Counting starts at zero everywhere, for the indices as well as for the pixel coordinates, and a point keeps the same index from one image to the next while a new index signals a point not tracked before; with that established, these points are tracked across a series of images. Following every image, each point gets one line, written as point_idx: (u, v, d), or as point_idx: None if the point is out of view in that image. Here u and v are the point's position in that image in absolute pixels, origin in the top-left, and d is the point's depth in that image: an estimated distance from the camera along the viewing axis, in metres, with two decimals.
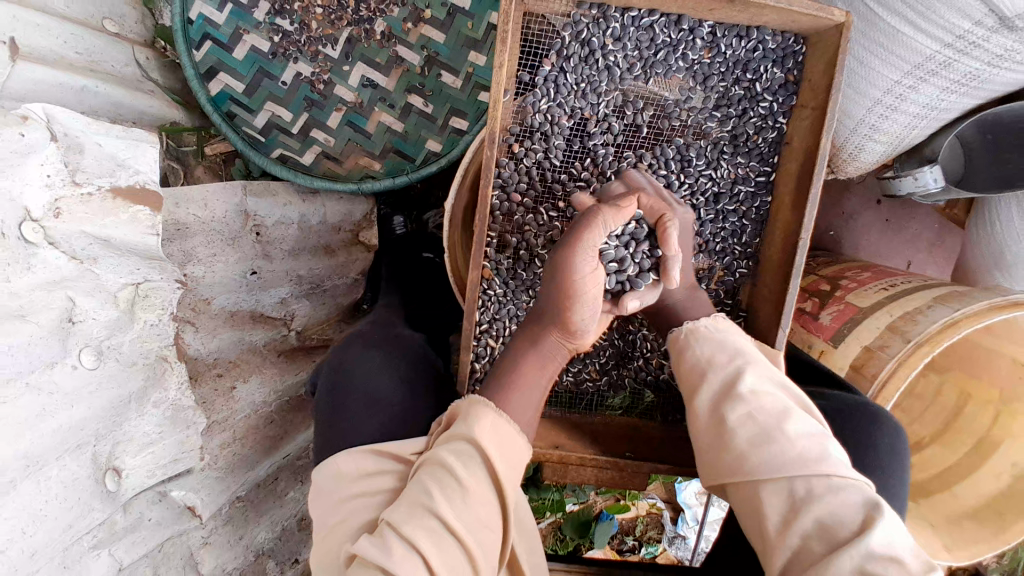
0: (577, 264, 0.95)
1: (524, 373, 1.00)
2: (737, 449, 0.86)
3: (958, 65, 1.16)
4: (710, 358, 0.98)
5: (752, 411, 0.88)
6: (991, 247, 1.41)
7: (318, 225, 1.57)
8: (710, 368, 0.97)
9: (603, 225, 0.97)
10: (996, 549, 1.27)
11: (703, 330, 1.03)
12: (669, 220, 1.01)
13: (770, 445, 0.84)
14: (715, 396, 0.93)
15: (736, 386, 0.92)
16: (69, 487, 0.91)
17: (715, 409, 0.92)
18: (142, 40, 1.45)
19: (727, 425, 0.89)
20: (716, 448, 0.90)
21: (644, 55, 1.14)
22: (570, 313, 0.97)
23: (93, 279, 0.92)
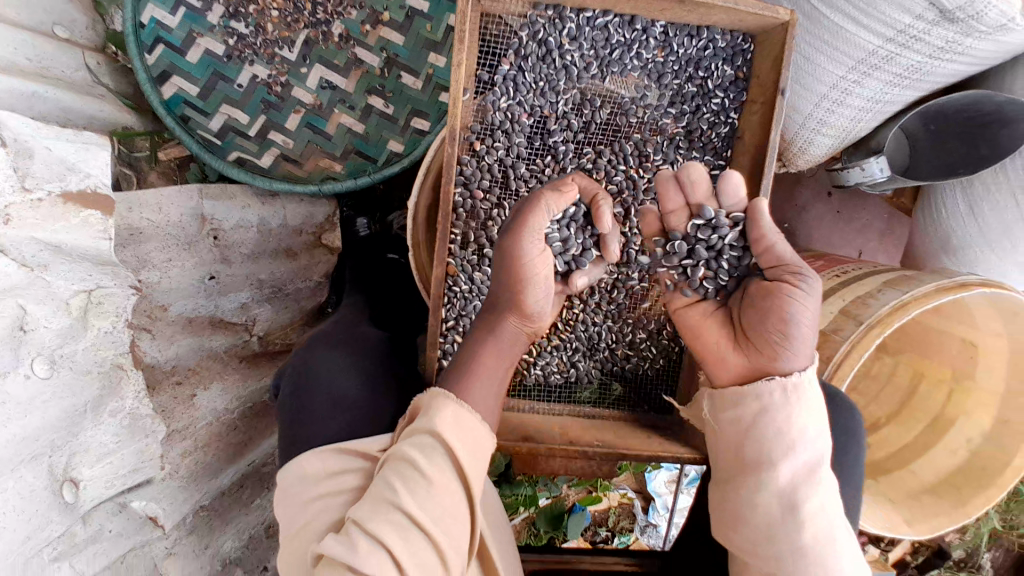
0: (524, 246, 0.99)
1: (484, 360, 1.01)
2: (796, 540, 0.90)
3: (901, 59, 1.21)
4: (803, 436, 0.91)
5: (822, 504, 0.91)
6: (938, 232, 1.46)
7: (279, 228, 1.55)
8: (798, 447, 0.91)
9: (546, 209, 1.00)
10: (956, 522, 1.34)
11: (803, 396, 0.92)
12: (601, 200, 1.08)
13: (825, 544, 0.90)
14: (793, 479, 0.91)
15: (813, 477, 0.91)
16: (26, 498, 0.89)
17: (788, 494, 0.90)
18: (92, 46, 1.42)
19: (797, 515, 0.90)
20: (774, 532, 0.92)
21: (601, 54, 1.16)
22: (523, 295, 1.02)
23: (44, 287, 0.89)
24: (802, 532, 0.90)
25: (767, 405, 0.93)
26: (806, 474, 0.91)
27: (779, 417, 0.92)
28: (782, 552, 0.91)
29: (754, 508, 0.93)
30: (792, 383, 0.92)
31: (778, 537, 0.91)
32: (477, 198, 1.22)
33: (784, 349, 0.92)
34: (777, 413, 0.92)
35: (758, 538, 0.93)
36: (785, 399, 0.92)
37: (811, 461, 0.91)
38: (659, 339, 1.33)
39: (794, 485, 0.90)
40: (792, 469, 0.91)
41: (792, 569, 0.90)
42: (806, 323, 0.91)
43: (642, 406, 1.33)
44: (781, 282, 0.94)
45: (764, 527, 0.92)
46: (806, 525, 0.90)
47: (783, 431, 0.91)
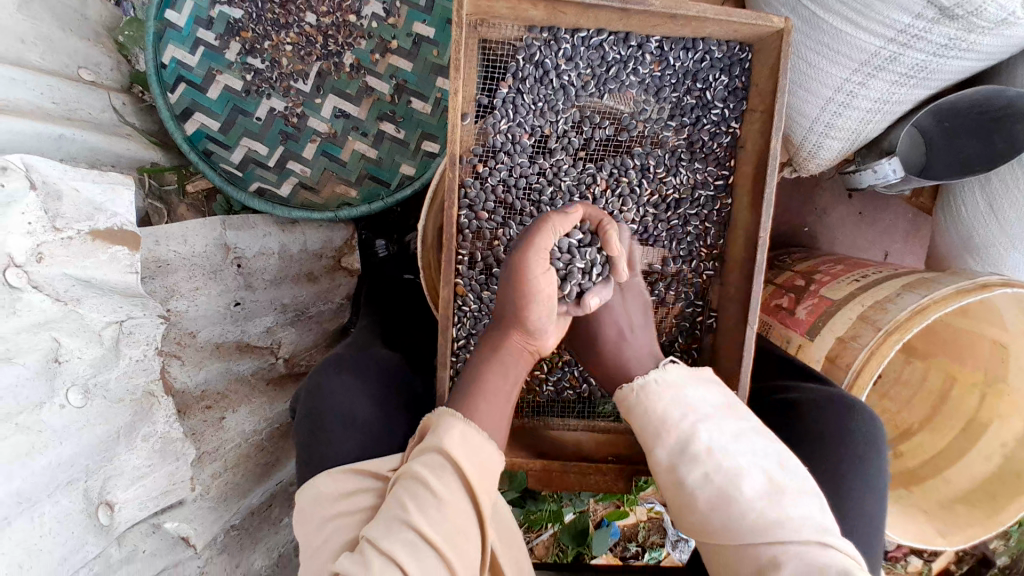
0: (530, 263, 0.99)
1: (491, 380, 1.03)
2: (698, 511, 0.87)
3: (904, 59, 1.19)
4: (665, 419, 0.94)
5: (705, 464, 0.87)
6: (959, 230, 1.43)
7: (300, 253, 1.61)
8: (662, 428, 0.94)
9: (552, 230, 1.04)
10: (990, 531, 1.29)
11: (654, 389, 0.99)
12: (609, 227, 1.10)
13: (720, 497, 0.85)
14: (671, 455, 0.91)
15: (683, 446, 0.90)
16: (62, 522, 0.93)
17: (672, 471, 0.91)
18: (118, 87, 1.50)
19: (684, 491, 0.89)
20: (687, 514, 0.89)
21: (597, 72, 1.18)
22: (529, 308, 1.02)
23: (77, 320, 0.95)
24: (695, 496, 0.87)
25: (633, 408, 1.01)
26: (680, 449, 0.90)
27: (643, 415, 0.97)
28: (704, 523, 0.87)
29: (666, 492, 0.93)
30: (641, 386, 1.00)
31: (688, 514, 0.89)
32: (482, 219, 1.23)
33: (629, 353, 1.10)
34: (640, 410, 0.98)
35: (691, 522, 0.90)
36: (635, 397, 1.00)
37: (677, 435, 0.91)
38: (671, 350, 1.32)
39: (671, 459, 0.91)
40: (665, 450, 0.92)
41: (715, 536, 0.85)
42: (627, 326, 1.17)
43: None
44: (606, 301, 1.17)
45: (683, 514, 0.90)
46: (698, 491, 0.87)
47: (646, 421, 0.96)
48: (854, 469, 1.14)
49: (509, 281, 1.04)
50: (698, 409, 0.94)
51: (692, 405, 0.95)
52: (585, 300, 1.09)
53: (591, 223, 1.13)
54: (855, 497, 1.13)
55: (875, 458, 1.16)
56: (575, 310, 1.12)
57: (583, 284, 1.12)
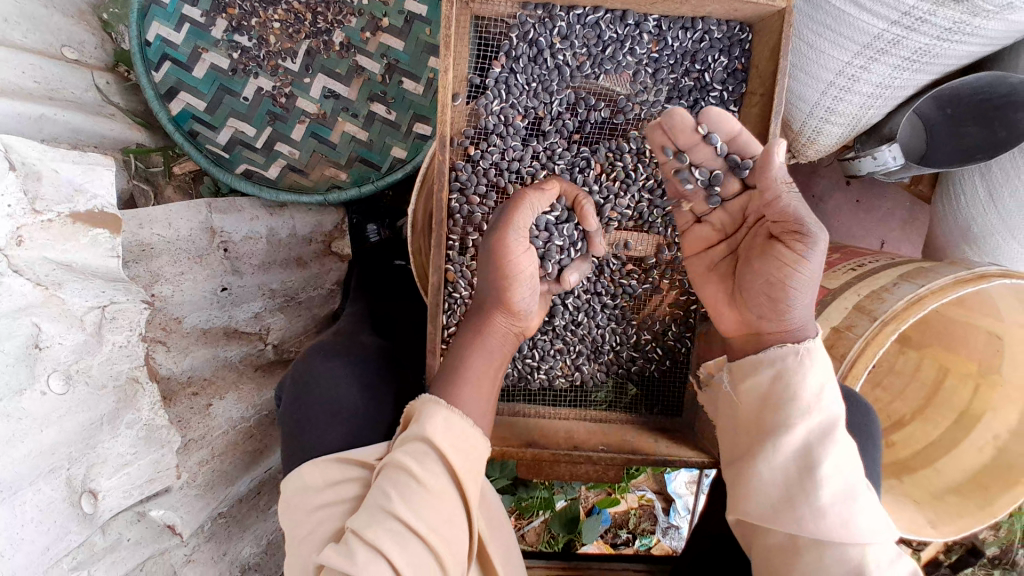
0: (509, 242, 0.99)
1: (475, 363, 1.01)
2: (813, 499, 0.86)
3: (907, 42, 1.17)
4: (816, 399, 0.89)
5: (840, 463, 0.87)
6: (957, 220, 1.42)
7: (288, 238, 1.58)
8: (812, 409, 0.89)
9: (530, 206, 1.02)
10: (982, 522, 1.26)
11: (815, 360, 0.91)
12: (585, 199, 1.14)
13: (846, 504, 0.86)
14: (808, 439, 0.88)
15: (828, 442, 0.88)
16: (44, 510, 0.92)
17: (802, 456, 0.88)
18: (102, 65, 1.46)
19: (812, 474, 0.87)
20: (791, 494, 0.88)
21: (592, 51, 1.15)
22: (512, 290, 1.02)
23: (59, 305, 0.91)
24: (821, 490, 0.86)
25: (782, 370, 0.92)
26: (821, 434, 0.88)
27: (786, 386, 0.91)
28: (801, 516, 0.87)
29: (770, 473, 0.89)
30: (801, 350, 0.91)
31: (798, 498, 0.87)
32: (474, 203, 1.21)
33: (777, 310, 0.94)
34: (793, 379, 0.90)
35: (776, 503, 0.89)
36: (795, 362, 0.91)
37: (826, 423, 0.88)
38: (664, 339, 1.30)
39: (808, 443, 0.88)
40: (805, 431, 0.88)
41: (813, 532, 0.86)
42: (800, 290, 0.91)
43: (655, 408, 1.30)
44: (781, 247, 0.92)
45: (782, 491, 0.89)
46: (825, 484, 0.86)
47: (792, 395, 0.90)
48: None
49: (488, 262, 1.03)
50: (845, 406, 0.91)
51: (838, 397, 0.91)
52: (565, 278, 1.16)
53: (567, 198, 1.17)
54: None
55: (863, 448, 1.16)
56: (556, 286, 1.19)
57: (562, 261, 1.19)
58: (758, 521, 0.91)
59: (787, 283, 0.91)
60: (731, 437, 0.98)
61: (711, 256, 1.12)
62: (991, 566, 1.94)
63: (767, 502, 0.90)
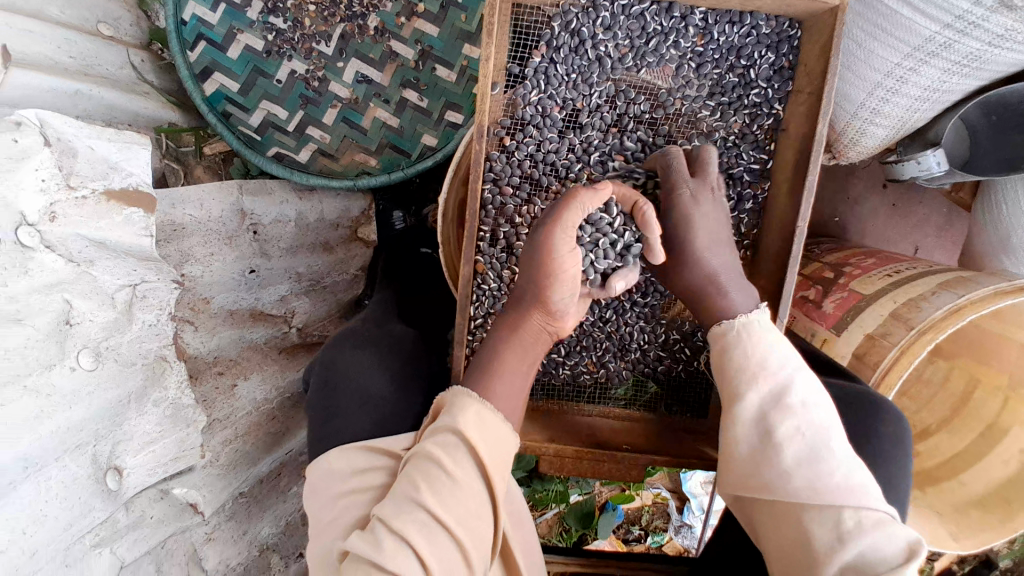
0: (555, 241, 0.96)
1: (509, 359, 1.01)
2: (777, 463, 0.87)
3: (959, 46, 1.13)
4: (765, 366, 0.93)
5: (798, 425, 0.88)
6: (997, 230, 1.39)
7: (316, 222, 1.58)
8: (759, 376, 0.93)
9: (581, 206, 0.98)
10: (1004, 537, 1.24)
11: (755, 333, 0.97)
12: (643, 204, 1.03)
13: (812, 465, 0.85)
14: (761, 404, 0.91)
15: (780, 405, 0.90)
16: (70, 486, 0.92)
17: (760, 421, 0.90)
18: (137, 43, 1.45)
19: (770, 438, 0.88)
20: (757, 461, 0.89)
21: (636, 44, 1.13)
22: (549, 292, 1.00)
23: (90, 282, 0.92)
24: (780, 451, 0.87)
25: (734, 349, 0.97)
26: (773, 399, 0.91)
27: (738, 357, 0.96)
28: (772, 481, 0.87)
29: (739, 443, 0.91)
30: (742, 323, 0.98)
31: (763, 465, 0.88)
32: (507, 194, 1.19)
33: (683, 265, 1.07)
34: (743, 352, 0.96)
35: (749, 471, 0.90)
36: (737, 334, 0.97)
37: (776, 388, 0.91)
38: (694, 340, 1.28)
39: (762, 408, 0.91)
40: (757, 397, 0.91)
41: (785, 497, 0.85)
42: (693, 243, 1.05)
43: (676, 407, 1.30)
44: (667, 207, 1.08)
45: (748, 460, 0.91)
46: (783, 445, 0.87)
47: (742, 364, 0.94)
48: (876, 470, 1.12)
49: (531, 258, 1.00)
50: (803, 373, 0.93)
51: (792, 364, 0.94)
52: (610, 284, 1.10)
53: (625, 203, 1.09)
54: None
55: (896, 459, 1.13)
56: (599, 291, 1.14)
57: (609, 266, 1.13)
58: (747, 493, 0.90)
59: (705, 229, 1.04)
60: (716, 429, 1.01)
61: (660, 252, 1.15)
62: None
63: (740, 472, 0.92)
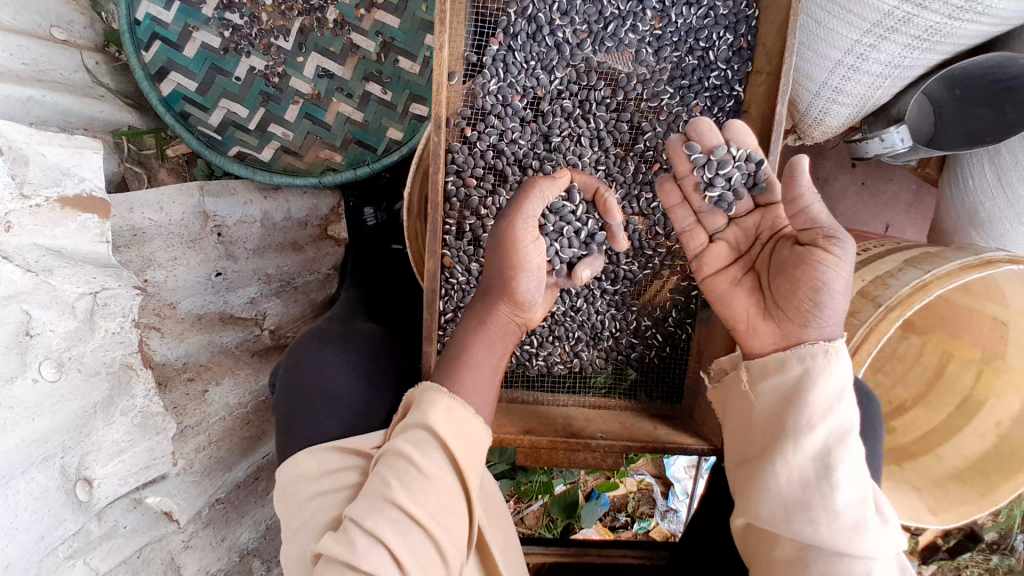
0: (518, 230, 0.96)
1: (477, 352, 1.00)
2: (828, 502, 0.84)
3: (918, 20, 1.14)
4: (838, 401, 0.87)
5: (854, 468, 0.85)
6: (964, 204, 1.40)
7: (283, 221, 1.56)
8: (832, 411, 0.87)
9: (540, 195, 1.00)
10: (983, 510, 1.26)
11: (836, 365, 0.89)
12: (604, 193, 1.06)
13: (859, 508, 0.84)
14: (827, 440, 0.86)
15: (845, 445, 0.86)
16: (38, 499, 0.91)
17: (821, 456, 0.86)
18: (91, 45, 1.42)
19: (829, 475, 0.85)
20: (806, 496, 0.85)
21: (593, 28, 1.12)
22: (518, 282, 1.00)
23: (49, 292, 0.90)
24: (836, 493, 0.84)
25: (807, 369, 0.90)
26: (840, 437, 0.86)
27: (808, 384, 0.89)
28: (814, 518, 0.84)
29: (786, 475, 0.87)
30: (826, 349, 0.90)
31: (812, 500, 0.85)
32: (470, 186, 1.17)
33: (816, 317, 0.90)
34: (815, 379, 0.89)
35: (787, 505, 0.87)
36: (818, 361, 0.89)
37: (845, 427, 0.86)
38: (665, 326, 1.29)
39: (827, 445, 0.86)
40: (825, 434, 0.86)
41: (822, 534, 0.84)
42: (839, 294, 0.89)
43: (652, 394, 1.30)
44: (812, 250, 0.89)
45: (796, 493, 0.86)
46: (840, 485, 0.84)
47: (813, 395, 0.88)
48: None
49: (495, 249, 1.00)
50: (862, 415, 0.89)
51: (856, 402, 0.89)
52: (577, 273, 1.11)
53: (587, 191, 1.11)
54: None
55: (867, 438, 1.13)
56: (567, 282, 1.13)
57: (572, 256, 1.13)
58: (766, 523, 0.89)
59: (824, 287, 0.88)
60: (747, 444, 0.95)
61: (732, 272, 1.06)
62: (990, 551, 1.96)
63: (774, 502, 0.88)
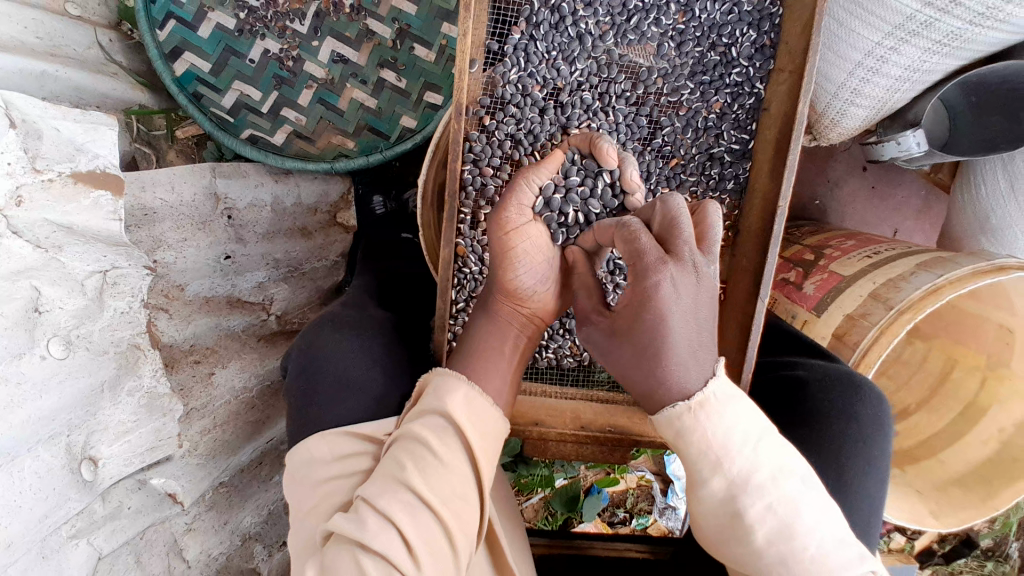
0: (507, 216, 0.96)
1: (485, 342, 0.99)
2: (749, 545, 0.78)
3: (940, 25, 1.14)
4: (725, 447, 0.79)
5: (771, 503, 0.78)
6: (977, 210, 1.40)
7: (293, 206, 1.57)
8: (721, 460, 0.79)
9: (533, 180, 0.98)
10: (984, 516, 1.27)
11: (713, 410, 0.79)
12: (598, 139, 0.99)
13: (784, 543, 0.77)
14: (728, 487, 0.79)
15: (748, 487, 0.78)
16: (43, 477, 0.89)
17: (727, 501, 0.79)
18: (105, 23, 1.40)
19: (740, 522, 0.79)
20: (727, 537, 0.81)
21: (616, 21, 1.12)
22: (509, 275, 0.98)
23: (59, 268, 0.88)
24: (752, 535, 0.78)
25: (681, 429, 0.79)
26: (738, 482, 0.79)
27: (691, 439, 0.79)
28: (742, 559, 0.80)
29: (704, 520, 0.82)
30: (697, 402, 0.79)
31: (733, 542, 0.80)
32: (487, 175, 1.16)
33: (666, 372, 0.79)
34: (692, 437, 0.79)
35: (716, 542, 0.83)
36: (691, 418, 0.79)
37: (739, 469, 0.79)
38: None
39: (730, 492, 0.79)
40: (723, 481, 0.79)
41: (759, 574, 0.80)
42: (677, 344, 0.78)
43: None
44: (646, 306, 0.79)
45: (719, 534, 0.82)
46: (755, 528, 0.78)
47: (697, 450, 0.79)
48: (857, 450, 1.12)
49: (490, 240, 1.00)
50: (762, 442, 0.80)
51: (755, 433, 0.80)
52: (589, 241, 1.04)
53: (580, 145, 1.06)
54: (857, 480, 1.10)
55: (876, 440, 1.13)
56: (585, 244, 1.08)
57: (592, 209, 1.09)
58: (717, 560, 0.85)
59: (666, 348, 0.78)
60: None
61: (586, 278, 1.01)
62: (984, 558, 1.98)
63: (709, 541, 0.84)
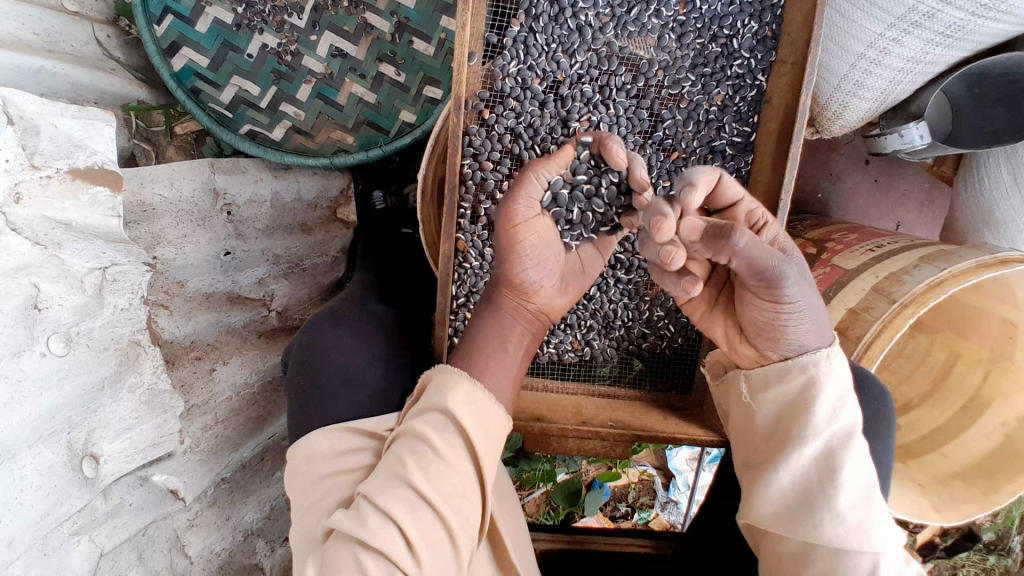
0: (514, 209, 0.94)
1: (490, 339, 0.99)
2: (834, 505, 0.85)
3: (942, 16, 1.13)
4: (842, 402, 0.87)
5: (862, 467, 0.86)
6: (979, 203, 1.39)
7: (293, 201, 1.56)
8: (837, 415, 0.87)
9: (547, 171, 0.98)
10: (988, 509, 1.26)
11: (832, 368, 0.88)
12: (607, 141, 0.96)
13: (863, 506, 0.85)
14: (834, 444, 0.86)
15: (848, 448, 0.86)
16: (45, 474, 0.89)
17: (828, 458, 0.86)
18: (102, 18, 1.39)
19: (831, 479, 0.85)
20: (812, 497, 0.86)
21: (616, 12, 1.11)
22: (514, 268, 0.99)
23: (58, 265, 0.88)
24: (841, 495, 0.85)
25: (812, 377, 0.88)
26: (843, 439, 0.87)
27: (815, 390, 0.87)
28: (819, 521, 0.85)
29: (790, 479, 0.87)
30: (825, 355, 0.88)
31: (818, 501, 0.86)
32: (487, 169, 1.16)
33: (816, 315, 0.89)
34: (818, 388, 0.87)
35: (790, 506, 0.88)
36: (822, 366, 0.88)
37: (848, 428, 0.87)
38: (676, 317, 1.26)
39: (834, 449, 0.86)
40: (829, 437, 0.87)
41: (832, 539, 0.85)
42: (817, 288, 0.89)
43: (661, 385, 1.30)
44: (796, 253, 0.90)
45: (801, 494, 0.87)
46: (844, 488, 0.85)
47: (818, 402, 0.87)
48: None
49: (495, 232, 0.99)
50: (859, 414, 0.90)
51: (856, 403, 0.89)
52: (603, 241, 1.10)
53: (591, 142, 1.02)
54: None
55: (878, 435, 1.12)
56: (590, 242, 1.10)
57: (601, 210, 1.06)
58: (775, 526, 0.89)
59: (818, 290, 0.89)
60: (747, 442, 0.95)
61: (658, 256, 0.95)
62: (987, 552, 1.98)
63: (777, 503, 0.89)
